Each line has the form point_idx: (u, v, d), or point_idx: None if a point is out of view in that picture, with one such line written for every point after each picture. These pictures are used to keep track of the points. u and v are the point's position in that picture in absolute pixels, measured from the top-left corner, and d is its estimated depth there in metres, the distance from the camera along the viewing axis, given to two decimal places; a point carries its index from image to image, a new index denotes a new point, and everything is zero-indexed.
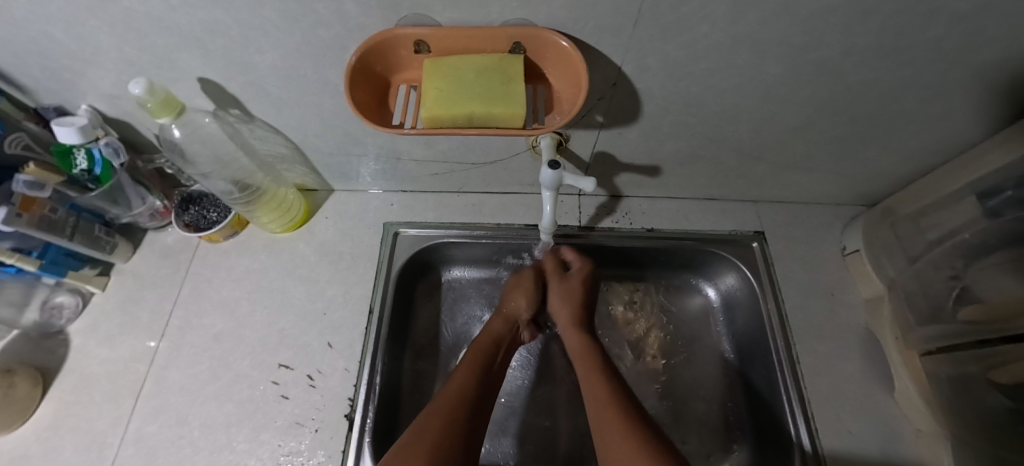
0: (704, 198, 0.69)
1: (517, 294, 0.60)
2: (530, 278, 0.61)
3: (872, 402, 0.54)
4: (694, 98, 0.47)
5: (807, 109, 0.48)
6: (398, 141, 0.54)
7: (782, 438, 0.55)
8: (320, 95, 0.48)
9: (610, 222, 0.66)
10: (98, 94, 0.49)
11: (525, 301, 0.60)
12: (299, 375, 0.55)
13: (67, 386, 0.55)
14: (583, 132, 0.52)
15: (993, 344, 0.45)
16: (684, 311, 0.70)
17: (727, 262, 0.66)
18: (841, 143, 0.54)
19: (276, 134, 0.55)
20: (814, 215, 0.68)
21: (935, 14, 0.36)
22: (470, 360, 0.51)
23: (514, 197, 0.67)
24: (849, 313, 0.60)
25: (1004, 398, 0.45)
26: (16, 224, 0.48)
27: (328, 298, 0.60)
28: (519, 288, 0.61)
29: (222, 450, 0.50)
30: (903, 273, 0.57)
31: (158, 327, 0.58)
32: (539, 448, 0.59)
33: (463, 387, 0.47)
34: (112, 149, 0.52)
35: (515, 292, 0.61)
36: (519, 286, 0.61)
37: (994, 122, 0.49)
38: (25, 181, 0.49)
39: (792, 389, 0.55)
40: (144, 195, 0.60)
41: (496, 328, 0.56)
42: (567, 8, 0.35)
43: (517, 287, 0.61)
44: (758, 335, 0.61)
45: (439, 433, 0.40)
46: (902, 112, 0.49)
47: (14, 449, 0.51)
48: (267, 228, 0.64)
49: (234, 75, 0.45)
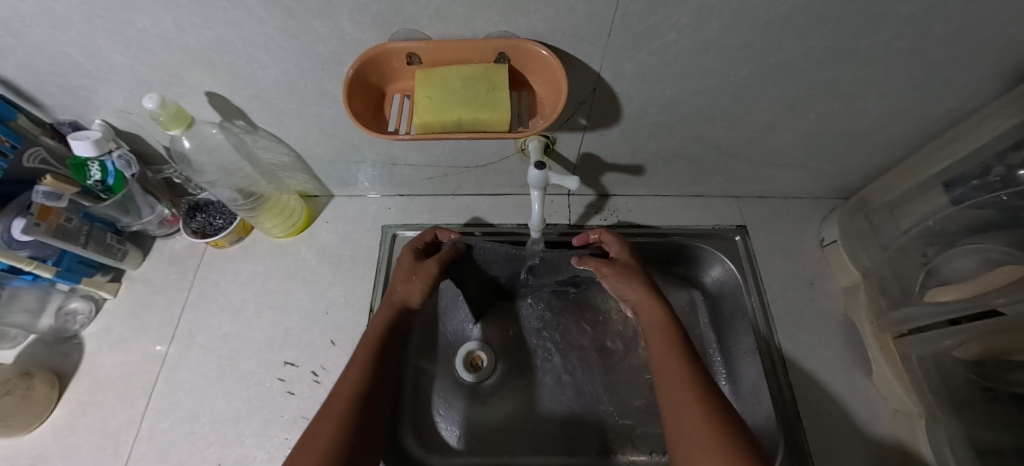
0: (688, 196, 0.72)
1: (403, 279, 0.56)
2: (411, 261, 0.57)
3: (851, 384, 0.57)
4: (670, 100, 0.50)
5: (777, 108, 0.52)
6: (394, 147, 0.58)
7: (764, 428, 0.56)
8: (320, 106, 0.51)
9: (598, 220, 0.69)
10: (111, 109, 0.52)
11: (411, 285, 0.55)
12: (304, 371, 0.57)
13: (82, 387, 0.57)
14: (568, 134, 0.56)
15: (963, 323, 0.48)
16: (671, 305, 0.71)
17: (711, 256, 0.68)
18: (812, 139, 0.57)
19: (278, 143, 0.58)
20: (794, 209, 0.71)
21: (883, 18, 0.39)
22: (360, 354, 0.49)
23: (506, 198, 0.70)
24: (828, 301, 0.63)
25: None
26: (34, 233, 0.51)
27: (329, 298, 0.63)
28: (406, 275, 0.56)
29: (231, 445, 0.53)
30: (877, 261, 0.59)
31: (167, 331, 0.61)
32: (538, 439, 0.62)
33: (351, 386, 0.45)
34: (124, 161, 0.56)
35: (402, 277, 0.56)
36: (415, 273, 0.56)
37: (952, 115, 0.52)
38: (44, 192, 0.52)
39: (776, 377, 0.57)
40: (154, 204, 0.63)
41: (381, 322, 0.52)
42: (545, 20, 0.39)
43: (403, 274, 0.56)
44: (742, 325, 0.64)
45: (326, 440, 0.40)
46: (866, 109, 0.52)
47: (33, 449, 0.53)
48: (270, 233, 0.66)
49: (239, 89, 0.48)
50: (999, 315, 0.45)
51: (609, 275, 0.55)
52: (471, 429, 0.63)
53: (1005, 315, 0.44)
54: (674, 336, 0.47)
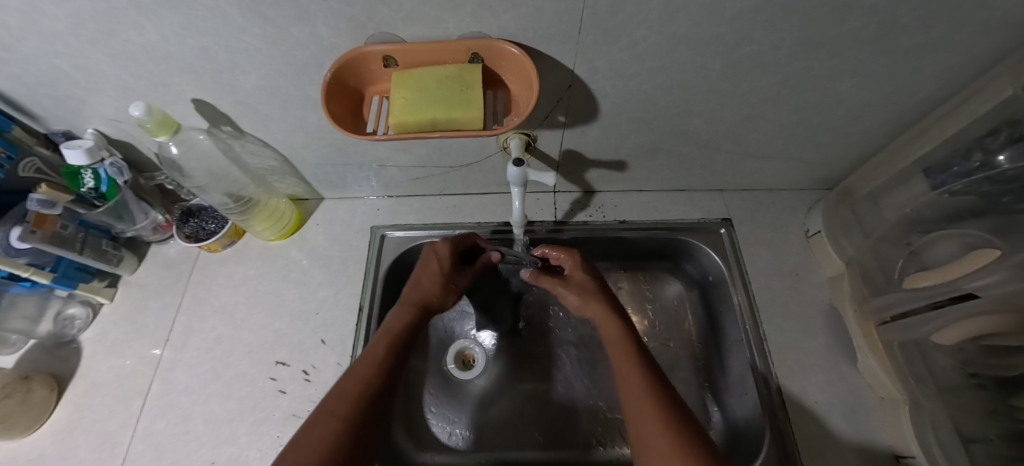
0: (673, 190, 0.72)
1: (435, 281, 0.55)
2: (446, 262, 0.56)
3: (836, 373, 0.57)
4: (646, 95, 0.51)
5: (753, 100, 0.52)
6: (378, 149, 0.59)
7: (752, 418, 0.57)
8: (303, 110, 0.52)
9: (583, 216, 0.70)
10: (102, 119, 0.54)
11: (436, 286, 0.55)
12: (295, 371, 0.58)
13: (79, 391, 0.59)
14: (548, 131, 0.56)
15: (944, 306, 0.48)
16: (661, 298, 0.73)
17: (696, 249, 0.69)
18: (792, 130, 0.58)
19: (266, 148, 0.59)
20: (779, 201, 0.72)
21: (848, 8, 0.40)
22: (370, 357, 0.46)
23: (493, 197, 0.71)
24: (813, 292, 0.63)
25: None
26: (31, 241, 0.53)
27: (320, 298, 0.64)
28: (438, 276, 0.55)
29: (225, 443, 0.54)
30: (861, 250, 0.60)
31: (162, 334, 0.62)
32: (529, 435, 0.63)
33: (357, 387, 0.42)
34: (116, 169, 0.57)
35: (430, 277, 0.55)
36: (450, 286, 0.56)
37: (928, 102, 0.52)
38: (38, 200, 0.53)
39: (760, 366, 0.58)
40: (147, 210, 0.64)
41: (399, 320, 0.50)
42: (515, 20, 0.40)
43: (432, 273, 0.56)
44: (728, 316, 0.65)
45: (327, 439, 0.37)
46: (842, 98, 0.52)
47: (32, 451, 0.55)
48: (261, 236, 0.68)
49: (224, 95, 0.50)
50: (973, 296, 0.45)
51: (565, 292, 0.56)
52: (466, 428, 0.63)
53: (980, 297, 0.44)
54: (630, 351, 0.47)
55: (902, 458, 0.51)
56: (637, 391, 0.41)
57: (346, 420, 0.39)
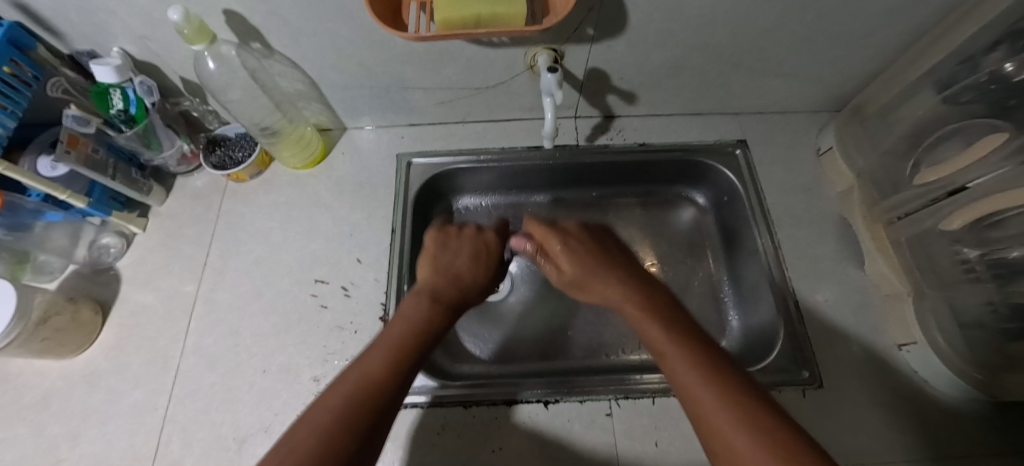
0: (691, 114, 0.75)
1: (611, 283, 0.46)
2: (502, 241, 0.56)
3: (845, 276, 0.62)
4: (675, 3, 0.51)
5: (777, 8, 0.53)
6: (408, 67, 0.59)
7: (769, 319, 0.62)
8: (335, 23, 0.51)
9: (605, 139, 0.72)
10: (129, 36, 0.53)
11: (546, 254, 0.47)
12: (334, 287, 0.61)
13: (123, 314, 0.60)
14: (576, 47, 0.57)
15: (942, 200, 0.52)
16: (678, 223, 0.77)
17: (713, 170, 0.72)
18: (811, 43, 0.59)
19: (294, 69, 0.60)
20: (791, 123, 0.75)
21: None
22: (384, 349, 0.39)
23: (516, 123, 0.73)
24: (823, 204, 0.68)
25: (965, 252, 0.51)
26: (66, 161, 0.53)
27: (352, 222, 0.66)
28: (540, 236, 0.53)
29: (275, 353, 0.56)
30: (869, 162, 0.63)
31: (198, 262, 0.64)
32: (555, 346, 0.67)
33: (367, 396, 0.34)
34: (145, 88, 0.57)
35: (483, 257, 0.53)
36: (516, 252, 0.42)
37: (947, 9, 0.54)
38: (74, 117, 0.56)
39: (775, 269, 0.62)
40: (174, 137, 0.64)
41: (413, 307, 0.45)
42: None
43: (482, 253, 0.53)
44: (745, 229, 0.68)
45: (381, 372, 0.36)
46: (863, 7, 0.53)
47: (86, 367, 0.57)
48: (288, 164, 0.69)
49: (256, 6, 0.49)
50: (963, 189, 0.50)
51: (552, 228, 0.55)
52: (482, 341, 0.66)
53: (969, 189, 0.49)
54: (718, 379, 0.31)
55: (903, 347, 0.56)
56: (707, 386, 0.30)
57: (380, 375, 0.36)
